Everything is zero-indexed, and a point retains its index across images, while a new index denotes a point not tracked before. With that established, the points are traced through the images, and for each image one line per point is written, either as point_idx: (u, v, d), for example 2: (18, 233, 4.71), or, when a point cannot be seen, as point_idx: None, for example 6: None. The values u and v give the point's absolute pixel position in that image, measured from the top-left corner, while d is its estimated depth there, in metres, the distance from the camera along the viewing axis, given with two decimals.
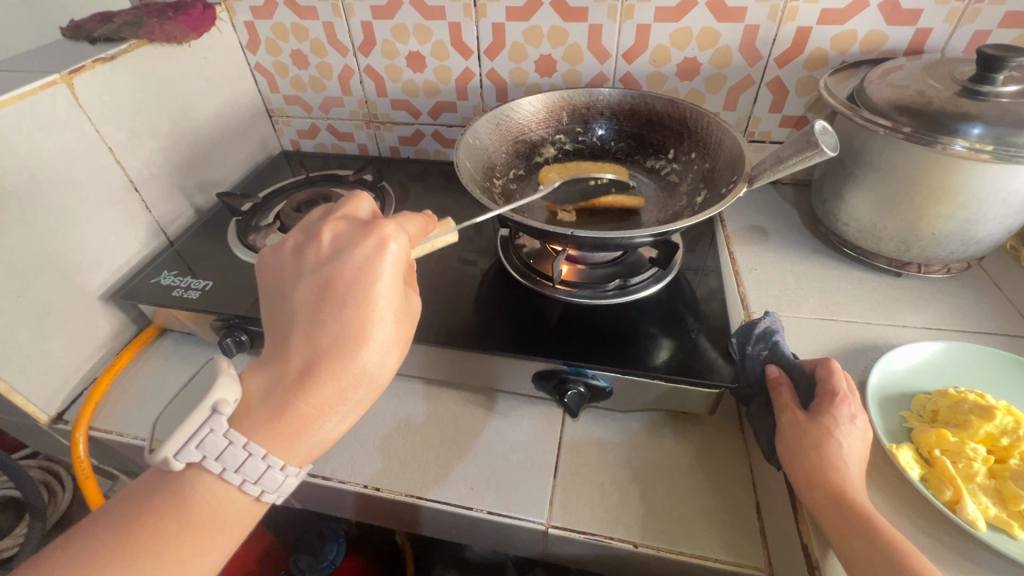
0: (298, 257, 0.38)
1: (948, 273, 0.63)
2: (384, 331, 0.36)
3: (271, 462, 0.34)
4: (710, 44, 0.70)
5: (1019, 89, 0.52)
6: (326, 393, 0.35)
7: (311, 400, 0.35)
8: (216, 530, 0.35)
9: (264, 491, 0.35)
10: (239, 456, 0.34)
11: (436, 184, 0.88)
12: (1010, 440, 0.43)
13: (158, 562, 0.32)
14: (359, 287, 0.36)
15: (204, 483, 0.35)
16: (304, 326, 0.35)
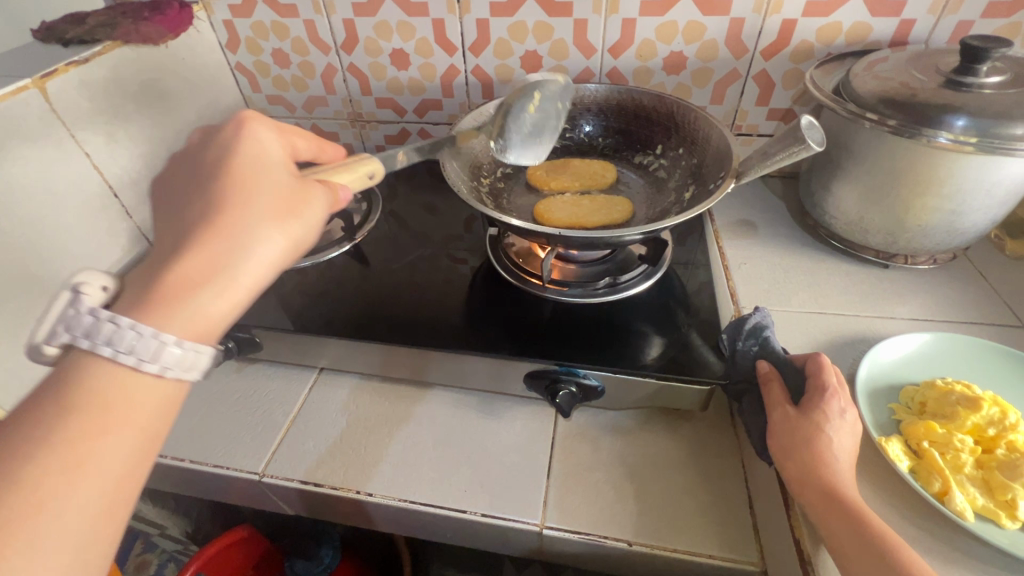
0: (195, 149, 0.37)
1: (934, 263, 0.64)
2: (260, 204, 0.34)
3: (141, 329, 0.29)
4: (696, 37, 0.70)
5: (1002, 80, 0.52)
6: (198, 268, 0.31)
7: (180, 277, 0.31)
8: (109, 410, 0.29)
9: (143, 360, 0.29)
10: (103, 326, 0.29)
11: (424, 183, 0.87)
12: (996, 430, 0.43)
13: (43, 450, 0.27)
14: (234, 171, 0.35)
15: (79, 372, 0.29)
16: (190, 201, 0.34)
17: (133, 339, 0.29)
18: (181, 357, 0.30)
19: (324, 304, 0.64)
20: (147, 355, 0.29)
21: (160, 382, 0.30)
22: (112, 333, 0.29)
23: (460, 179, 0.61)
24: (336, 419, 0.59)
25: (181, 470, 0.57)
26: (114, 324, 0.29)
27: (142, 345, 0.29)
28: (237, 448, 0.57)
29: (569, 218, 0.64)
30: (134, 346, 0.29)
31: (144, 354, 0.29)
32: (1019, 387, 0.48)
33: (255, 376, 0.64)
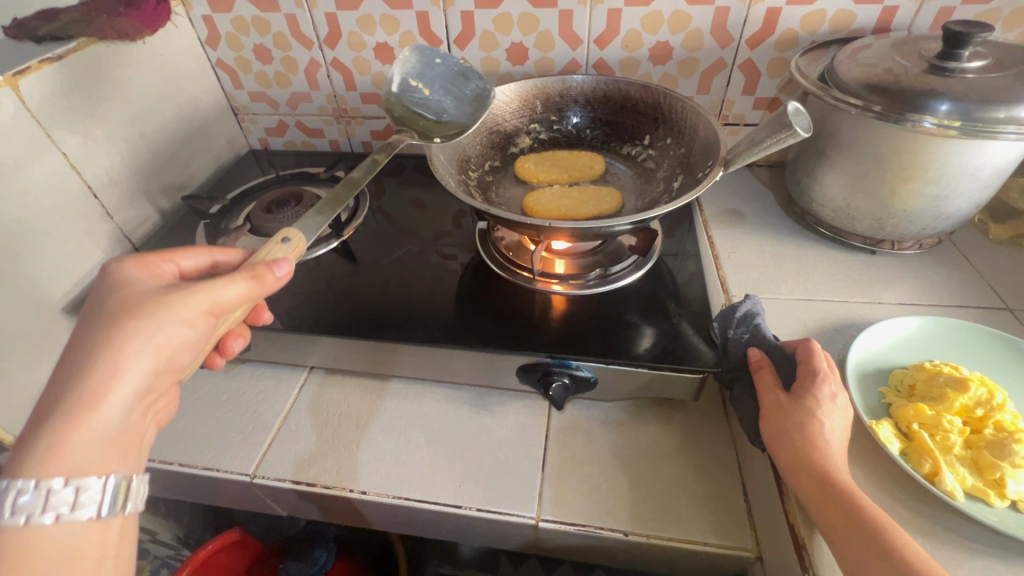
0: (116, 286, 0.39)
1: (920, 248, 0.64)
2: (141, 315, 0.34)
3: (63, 484, 0.31)
4: (681, 27, 0.69)
5: (984, 65, 0.53)
6: (86, 398, 0.32)
7: (82, 428, 0.32)
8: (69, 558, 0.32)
9: (92, 511, 0.32)
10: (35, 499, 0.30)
11: (411, 179, 0.87)
12: (984, 410, 0.44)
13: None
14: (118, 295, 0.36)
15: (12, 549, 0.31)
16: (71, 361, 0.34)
17: (48, 498, 0.31)
18: (111, 490, 0.33)
19: (312, 302, 0.63)
20: (73, 505, 0.31)
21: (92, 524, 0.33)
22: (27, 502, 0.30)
23: (447, 172, 0.61)
24: (327, 418, 0.59)
25: (170, 474, 0.56)
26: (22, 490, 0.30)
27: (63, 495, 0.31)
28: (227, 450, 0.56)
29: (558, 210, 0.64)
30: (58, 499, 0.31)
31: (67, 504, 0.31)
32: (1004, 368, 0.49)
33: (244, 376, 0.63)
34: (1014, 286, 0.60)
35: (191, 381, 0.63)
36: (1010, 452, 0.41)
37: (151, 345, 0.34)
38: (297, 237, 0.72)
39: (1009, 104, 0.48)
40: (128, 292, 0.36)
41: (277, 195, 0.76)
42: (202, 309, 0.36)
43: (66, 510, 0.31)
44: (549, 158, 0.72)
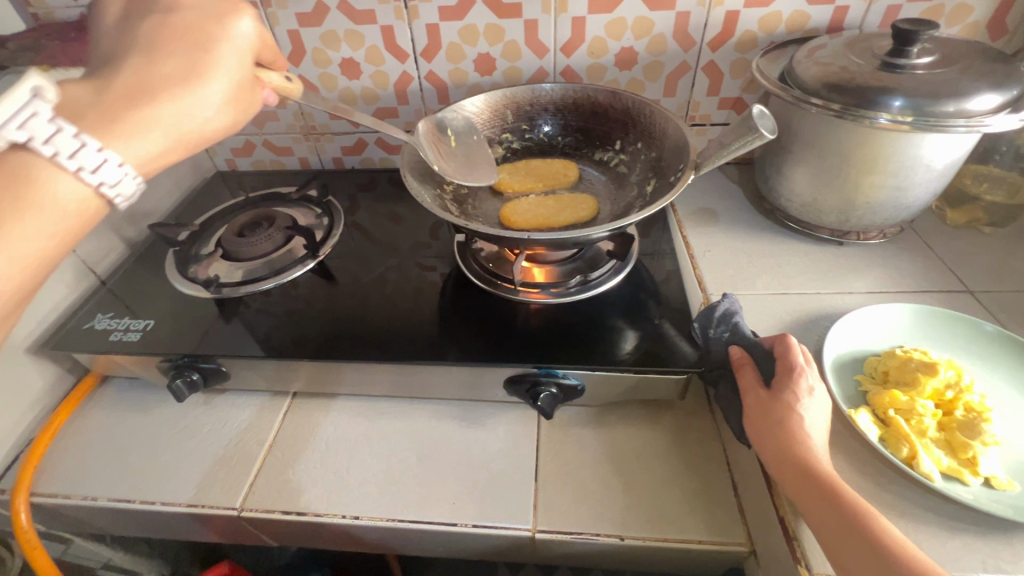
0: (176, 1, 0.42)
1: (884, 237, 0.67)
2: (220, 90, 0.41)
3: (107, 156, 0.35)
4: (645, 33, 0.71)
5: (932, 61, 0.55)
6: (152, 121, 0.38)
7: (159, 106, 0.38)
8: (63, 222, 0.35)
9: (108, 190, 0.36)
10: (71, 144, 0.34)
11: (385, 194, 0.86)
12: (954, 392, 0.46)
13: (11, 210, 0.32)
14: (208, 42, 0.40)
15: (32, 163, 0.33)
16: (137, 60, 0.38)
17: (100, 164, 0.35)
18: (125, 188, 0.37)
19: (291, 325, 0.62)
20: (113, 182, 0.35)
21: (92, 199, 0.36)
22: (52, 135, 0.33)
23: (423, 187, 0.60)
24: (314, 443, 0.58)
25: (152, 514, 0.54)
26: (79, 141, 0.34)
27: (101, 164, 0.35)
28: (211, 483, 0.55)
29: (535, 219, 0.64)
30: (99, 166, 0.35)
31: (108, 179, 0.35)
32: (969, 349, 0.51)
33: (225, 406, 0.62)
34: (973, 269, 0.63)
35: (169, 414, 0.61)
36: (979, 431, 0.43)
37: (201, 124, 0.40)
38: (272, 260, 0.70)
39: (957, 98, 0.51)
40: (232, 49, 0.41)
41: (249, 218, 0.74)
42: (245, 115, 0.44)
43: (104, 183, 0.35)
44: (523, 167, 0.72)
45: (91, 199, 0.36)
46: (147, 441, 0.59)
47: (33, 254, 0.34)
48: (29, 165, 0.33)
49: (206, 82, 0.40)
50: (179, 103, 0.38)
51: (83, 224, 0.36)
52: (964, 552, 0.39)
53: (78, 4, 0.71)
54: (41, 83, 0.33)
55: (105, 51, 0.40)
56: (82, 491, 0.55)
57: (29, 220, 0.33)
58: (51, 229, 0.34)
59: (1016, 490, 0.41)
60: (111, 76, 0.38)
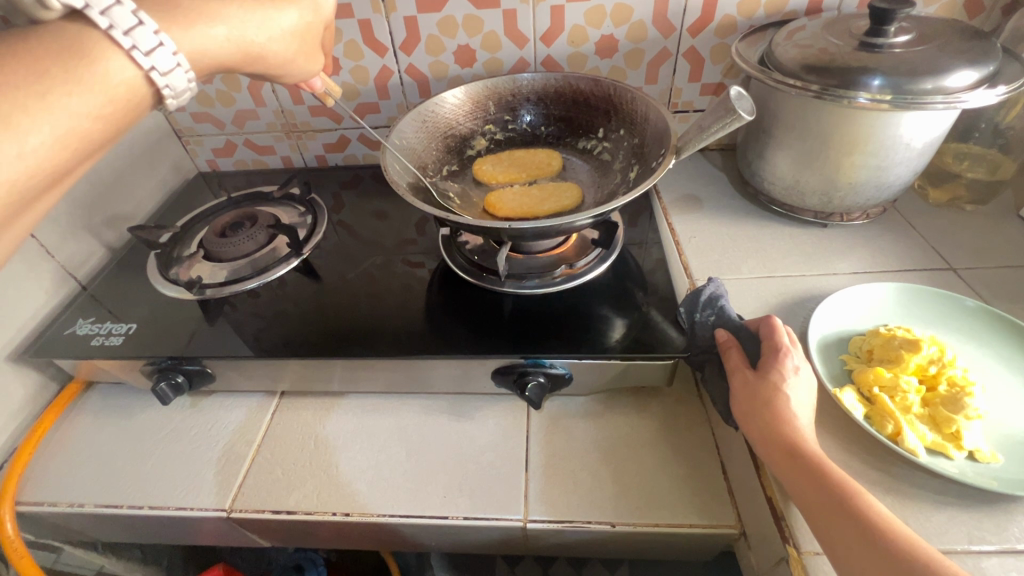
0: None
1: (868, 218, 0.67)
2: (282, 17, 0.42)
3: (163, 39, 0.33)
4: (624, 20, 0.70)
5: (910, 39, 0.55)
6: (218, 16, 0.37)
7: (228, 7, 0.38)
8: (104, 111, 0.32)
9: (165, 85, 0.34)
10: (126, 17, 0.31)
11: (369, 191, 0.85)
12: (937, 368, 0.46)
13: (51, 80, 0.29)
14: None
15: (91, 40, 0.31)
16: None
17: (156, 46, 0.32)
18: (175, 77, 0.34)
19: (277, 323, 0.61)
20: (165, 71, 0.33)
21: (138, 87, 0.33)
22: (108, 7, 0.31)
23: (404, 180, 0.60)
24: (303, 442, 0.57)
25: (140, 519, 0.54)
26: (140, 21, 0.32)
27: (156, 46, 0.32)
28: (199, 485, 0.54)
29: (519, 209, 0.64)
30: (152, 47, 0.32)
31: (160, 66, 0.33)
32: (952, 325, 0.52)
33: (211, 409, 0.61)
34: (954, 246, 0.63)
35: (155, 418, 0.61)
36: (963, 405, 0.43)
37: (262, 41, 0.41)
38: (256, 259, 0.69)
39: (935, 76, 0.51)
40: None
41: (231, 217, 0.73)
42: (302, 52, 0.46)
43: (156, 70, 0.33)
44: (506, 158, 0.72)
45: (139, 85, 0.33)
46: (132, 446, 0.58)
47: (75, 133, 0.31)
48: (85, 37, 0.31)
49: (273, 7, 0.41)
50: (245, 13, 0.39)
51: (123, 112, 0.33)
52: (949, 525, 0.39)
53: None
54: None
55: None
56: (68, 498, 0.54)
57: (77, 94, 0.30)
58: (96, 110, 0.31)
59: (1001, 462, 0.41)
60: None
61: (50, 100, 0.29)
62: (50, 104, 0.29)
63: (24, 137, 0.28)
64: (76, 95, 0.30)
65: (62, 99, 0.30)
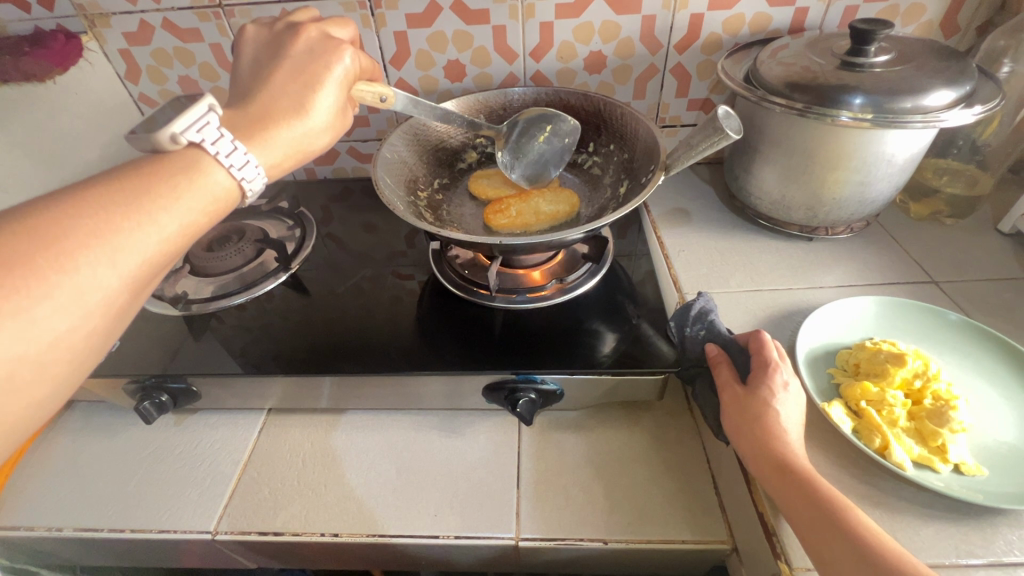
0: (283, 41, 0.46)
1: (852, 232, 0.68)
2: (321, 119, 0.43)
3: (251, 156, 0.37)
4: (612, 36, 0.71)
5: (889, 59, 0.57)
6: (276, 139, 0.40)
7: (280, 129, 0.41)
8: (201, 214, 0.36)
9: (246, 182, 0.37)
10: (227, 146, 0.37)
11: (359, 204, 0.85)
12: (923, 382, 0.47)
13: (152, 197, 0.33)
14: (320, 59, 0.44)
15: (195, 162, 0.36)
16: (271, 89, 0.42)
17: (233, 151, 0.37)
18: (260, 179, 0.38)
19: (264, 339, 0.60)
20: (252, 181, 0.37)
21: (230, 189, 0.37)
22: (217, 141, 0.36)
23: (396, 194, 0.59)
24: (291, 461, 0.56)
25: (122, 542, 0.52)
26: (235, 146, 0.37)
27: (247, 163, 0.37)
28: (184, 508, 0.53)
29: (504, 219, 0.64)
30: (243, 163, 0.37)
31: (248, 176, 0.37)
32: (936, 338, 0.52)
33: (196, 427, 0.60)
34: (936, 260, 0.64)
35: (138, 438, 0.59)
36: (948, 419, 0.44)
37: (311, 143, 0.43)
38: (243, 274, 0.68)
39: (914, 95, 0.52)
40: (329, 79, 0.44)
41: (218, 232, 0.73)
42: (340, 137, 0.46)
43: (247, 180, 0.37)
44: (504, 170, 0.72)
45: (234, 191, 0.38)
46: (113, 468, 0.57)
47: (192, 225, 0.35)
48: (190, 153, 0.36)
49: (313, 101, 0.43)
50: (290, 129, 0.41)
51: (218, 214, 0.37)
52: (937, 538, 0.40)
53: (31, 16, 0.69)
54: (216, 101, 0.38)
55: (242, 85, 0.45)
56: (45, 522, 0.53)
57: (190, 196, 0.35)
58: (204, 207, 0.36)
59: (985, 475, 0.42)
60: (246, 105, 0.42)
61: (174, 199, 0.34)
62: (173, 203, 0.34)
63: (157, 230, 0.33)
64: (190, 195, 0.35)
65: (180, 201, 0.34)
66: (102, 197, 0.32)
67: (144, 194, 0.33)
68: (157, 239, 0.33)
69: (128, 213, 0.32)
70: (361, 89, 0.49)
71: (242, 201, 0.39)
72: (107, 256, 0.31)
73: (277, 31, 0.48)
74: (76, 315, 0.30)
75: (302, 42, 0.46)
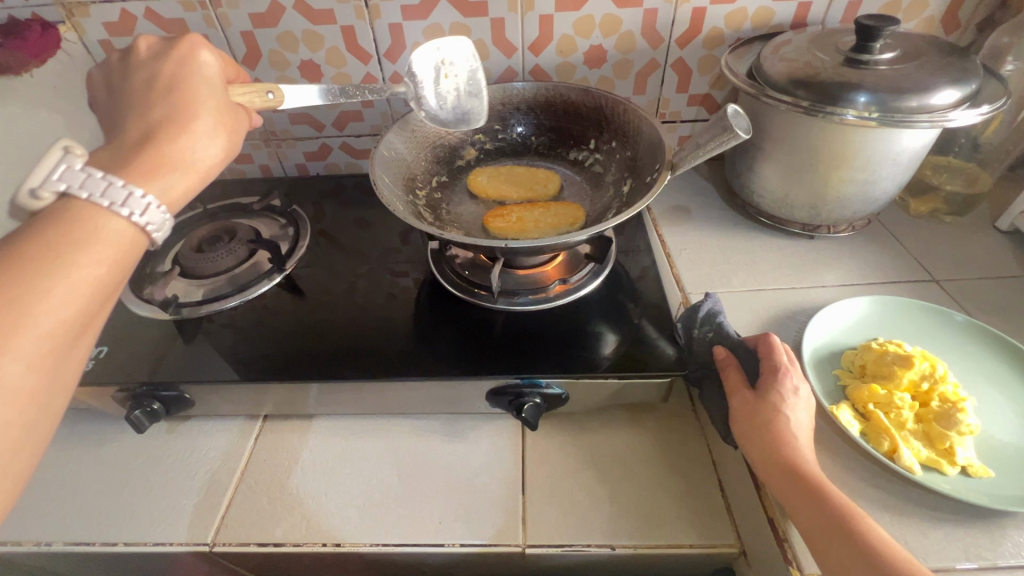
0: (127, 60, 0.44)
1: (852, 229, 0.68)
2: (205, 121, 0.40)
3: (133, 189, 0.33)
4: (613, 30, 0.70)
5: (894, 56, 0.56)
6: (164, 157, 0.37)
7: (159, 145, 0.37)
8: (101, 268, 0.32)
9: (135, 217, 0.33)
10: (99, 185, 0.33)
11: (352, 200, 0.83)
12: (929, 384, 0.47)
13: (35, 264, 0.30)
14: (177, 63, 0.42)
15: (71, 213, 0.32)
16: (134, 109, 0.40)
17: (108, 188, 0.33)
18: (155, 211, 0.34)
19: (258, 343, 0.58)
20: (144, 212, 0.33)
21: (127, 229, 0.33)
22: (84, 181, 0.33)
23: (394, 194, 0.58)
24: (289, 468, 0.55)
25: (115, 556, 0.50)
26: (107, 181, 0.33)
27: (129, 197, 0.33)
28: (178, 519, 0.51)
29: (502, 223, 0.63)
30: (126, 198, 0.33)
31: (137, 210, 0.33)
32: (940, 339, 0.53)
33: (190, 434, 0.58)
34: (936, 258, 0.64)
35: (129, 447, 0.57)
36: (956, 422, 0.44)
37: (205, 151, 0.39)
38: (235, 275, 0.66)
39: (920, 93, 0.52)
40: (199, 79, 0.42)
41: (208, 232, 0.70)
42: (239, 140, 0.43)
43: (135, 215, 0.33)
44: (505, 170, 0.71)
45: (132, 233, 0.34)
46: (103, 479, 0.55)
47: (92, 281, 0.31)
48: (73, 207, 0.32)
49: (187, 109, 0.40)
50: (175, 144, 0.38)
51: (124, 261, 0.34)
52: (946, 542, 0.40)
53: (4, 5, 0.65)
54: (74, 143, 0.34)
55: (111, 123, 0.41)
56: (34, 537, 0.51)
57: (85, 253, 0.31)
58: (103, 259, 0.32)
59: (992, 477, 0.42)
60: (122, 135, 0.39)
61: (68, 262, 0.30)
62: (62, 270, 0.30)
63: (49, 299, 0.29)
64: (80, 250, 0.31)
65: (73, 261, 0.31)
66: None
67: (25, 264, 0.29)
68: (56, 311, 0.30)
69: (14, 291, 0.28)
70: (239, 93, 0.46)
71: (148, 241, 0.35)
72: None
73: (119, 57, 0.45)
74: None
75: (149, 54, 0.43)
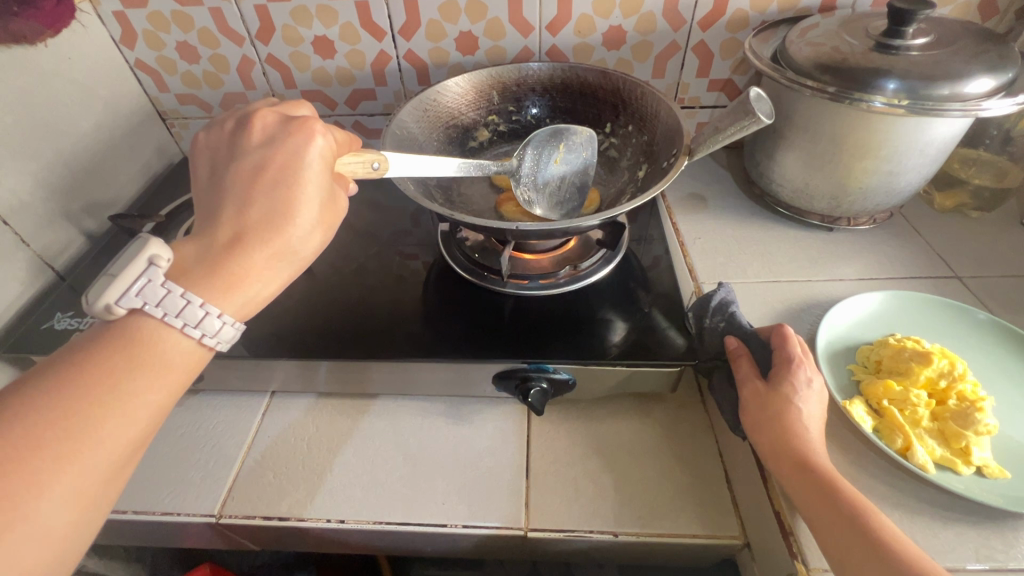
0: (234, 137, 0.40)
1: (874, 223, 0.66)
2: (304, 219, 0.38)
3: (209, 308, 0.34)
4: (633, 10, 0.68)
5: (927, 41, 0.54)
6: (258, 263, 0.36)
7: (251, 254, 0.36)
8: (161, 388, 0.33)
9: (204, 336, 0.34)
10: (177, 303, 0.33)
11: (364, 180, 0.83)
12: (947, 382, 0.45)
13: (99, 389, 0.30)
14: (284, 153, 0.38)
15: (145, 326, 0.33)
16: (234, 203, 0.37)
17: (185, 306, 0.33)
18: (223, 328, 0.34)
19: (265, 320, 0.58)
20: (215, 332, 0.34)
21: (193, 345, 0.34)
22: (161, 299, 0.33)
23: (405, 173, 0.57)
24: (297, 444, 0.55)
25: (125, 523, 0.51)
26: (186, 299, 0.33)
27: (203, 317, 0.34)
28: (186, 492, 0.52)
29: (514, 206, 0.62)
30: (198, 318, 0.33)
31: (208, 331, 0.34)
32: (959, 336, 0.51)
33: (198, 407, 0.59)
34: (961, 254, 0.63)
35: None
36: (973, 421, 0.42)
37: (296, 248, 0.38)
38: None
39: (952, 81, 0.50)
40: (309, 171, 0.38)
41: None
42: (332, 231, 0.41)
43: (207, 335, 0.34)
44: None
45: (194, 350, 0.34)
46: None
47: (151, 405, 0.32)
48: (142, 324, 0.33)
49: (288, 207, 0.37)
50: (261, 249, 0.36)
51: (184, 381, 0.35)
52: (958, 542, 0.39)
53: None
54: (158, 253, 0.34)
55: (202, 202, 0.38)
56: None
57: (151, 378, 0.32)
58: (166, 388, 0.33)
59: (1007, 478, 0.41)
60: (212, 230, 0.36)
61: (127, 394, 0.31)
62: (127, 396, 0.31)
63: (110, 424, 0.30)
64: (142, 373, 0.32)
65: (137, 391, 0.31)
66: (48, 406, 0.29)
67: (89, 388, 0.30)
68: (117, 436, 0.30)
69: (78, 421, 0.29)
70: (344, 162, 0.43)
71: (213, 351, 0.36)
72: (42, 485, 0.27)
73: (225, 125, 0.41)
74: (13, 555, 0.26)
75: (259, 134, 0.39)
